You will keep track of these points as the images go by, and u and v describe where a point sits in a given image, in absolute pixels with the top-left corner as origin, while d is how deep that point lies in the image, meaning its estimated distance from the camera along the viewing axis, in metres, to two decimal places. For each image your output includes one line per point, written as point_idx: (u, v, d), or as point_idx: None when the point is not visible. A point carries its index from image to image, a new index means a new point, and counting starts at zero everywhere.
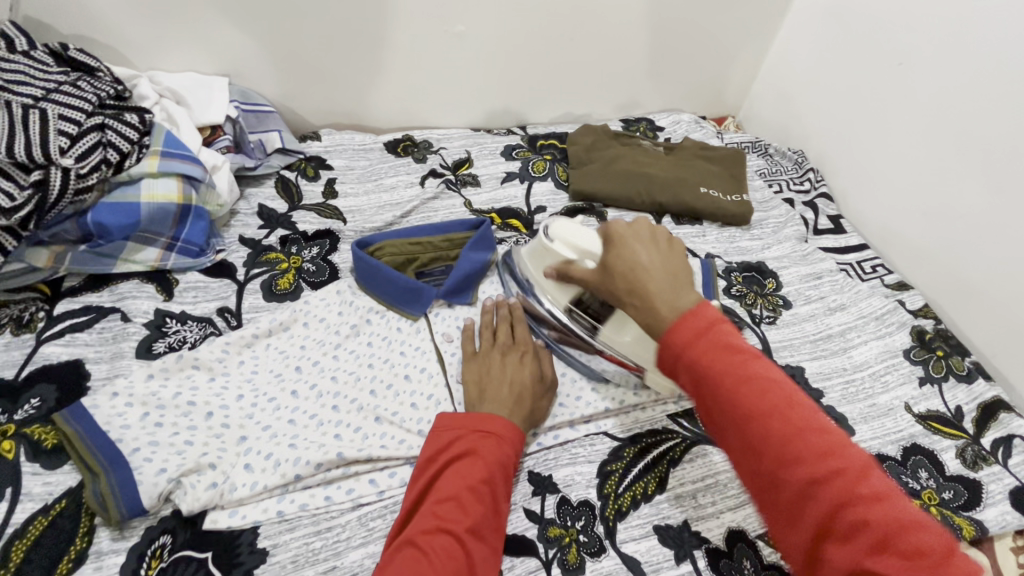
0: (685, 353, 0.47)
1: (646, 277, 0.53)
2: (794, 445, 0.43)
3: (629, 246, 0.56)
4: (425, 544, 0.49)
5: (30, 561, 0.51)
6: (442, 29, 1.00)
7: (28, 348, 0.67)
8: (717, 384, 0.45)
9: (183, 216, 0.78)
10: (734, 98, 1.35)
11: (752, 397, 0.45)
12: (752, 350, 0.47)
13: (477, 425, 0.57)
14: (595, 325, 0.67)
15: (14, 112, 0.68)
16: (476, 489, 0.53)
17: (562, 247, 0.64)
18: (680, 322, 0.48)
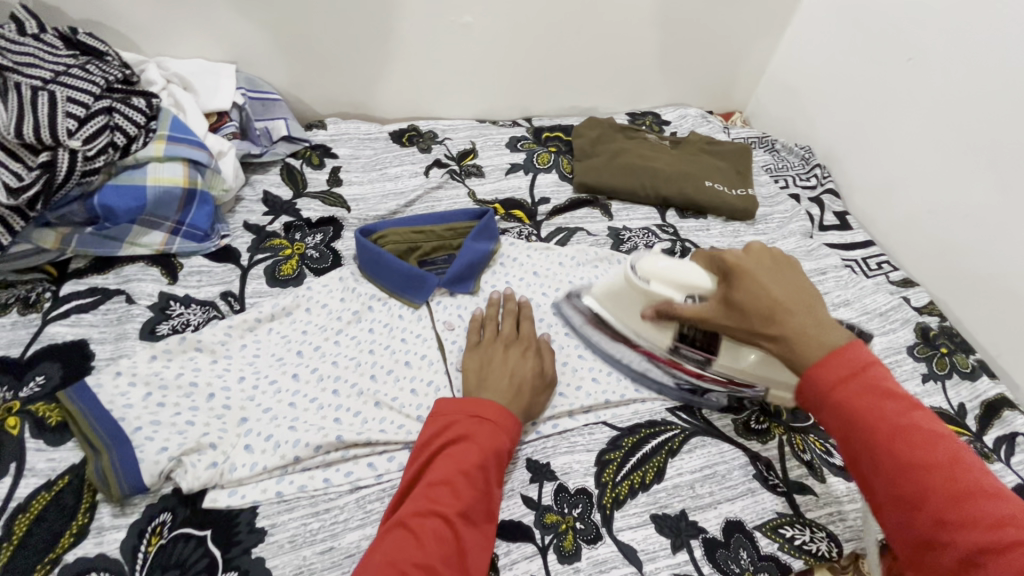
0: (834, 393, 0.47)
1: (781, 310, 0.52)
2: (965, 505, 0.42)
3: (753, 277, 0.55)
4: (414, 525, 0.49)
5: (32, 534, 0.52)
6: (449, 19, 1.00)
7: (34, 328, 0.67)
8: (873, 427, 0.45)
9: (189, 201, 0.78)
10: (741, 94, 1.34)
11: (918, 449, 0.44)
12: (911, 398, 0.47)
13: (478, 411, 0.57)
14: (708, 359, 0.65)
15: (24, 94, 0.68)
16: (470, 473, 0.52)
17: (662, 286, 0.61)
18: (827, 360, 0.48)
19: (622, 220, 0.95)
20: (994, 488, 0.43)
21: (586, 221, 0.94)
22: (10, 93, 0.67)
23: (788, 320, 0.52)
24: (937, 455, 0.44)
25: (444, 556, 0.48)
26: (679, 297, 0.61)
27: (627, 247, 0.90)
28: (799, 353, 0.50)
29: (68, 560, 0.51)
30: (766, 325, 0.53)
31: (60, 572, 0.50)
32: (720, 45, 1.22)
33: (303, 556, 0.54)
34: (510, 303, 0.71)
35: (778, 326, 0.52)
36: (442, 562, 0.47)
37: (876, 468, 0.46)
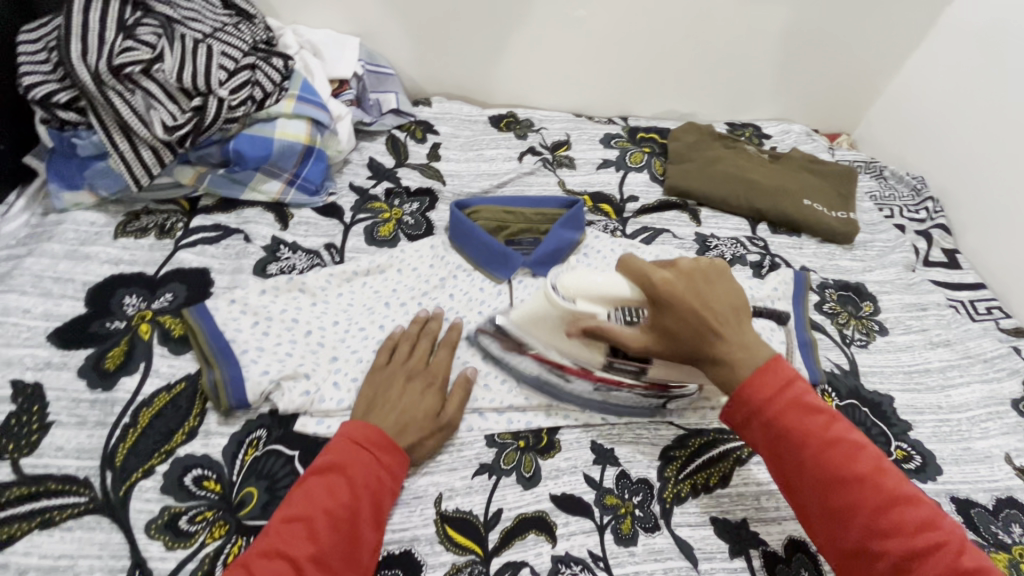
0: (762, 411, 0.52)
1: (719, 333, 0.55)
2: (890, 512, 0.47)
3: (689, 298, 0.55)
4: (259, 566, 0.45)
5: (153, 426, 0.58)
6: (563, 11, 1.02)
7: (167, 251, 0.76)
8: (799, 440, 0.50)
9: (306, 157, 0.85)
10: (850, 116, 1.28)
11: (842, 459, 0.49)
12: (831, 411, 0.52)
13: (357, 438, 0.54)
14: (643, 368, 0.61)
15: (187, 45, 0.76)
16: (333, 513, 0.49)
17: (585, 303, 0.58)
18: (755, 377, 0.53)
19: (710, 227, 0.94)
20: (911, 492, 0.48)
21: (673, 223, 0.94)
22: (176, 42, 0.76)
23: (721, 343, 0.55)
24: (856, 466, 0.48)
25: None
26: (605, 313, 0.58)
27: (712, 254, 0.88)
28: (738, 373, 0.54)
29: (179, 454, 0.57)
30: (700, 345, 0.55)
31: (172, 463, 0.56)
32: (836, 61, 1.17)
33: None
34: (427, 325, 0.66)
35: (715, 352, 0.55)
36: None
37: (800, 482, 0.50)
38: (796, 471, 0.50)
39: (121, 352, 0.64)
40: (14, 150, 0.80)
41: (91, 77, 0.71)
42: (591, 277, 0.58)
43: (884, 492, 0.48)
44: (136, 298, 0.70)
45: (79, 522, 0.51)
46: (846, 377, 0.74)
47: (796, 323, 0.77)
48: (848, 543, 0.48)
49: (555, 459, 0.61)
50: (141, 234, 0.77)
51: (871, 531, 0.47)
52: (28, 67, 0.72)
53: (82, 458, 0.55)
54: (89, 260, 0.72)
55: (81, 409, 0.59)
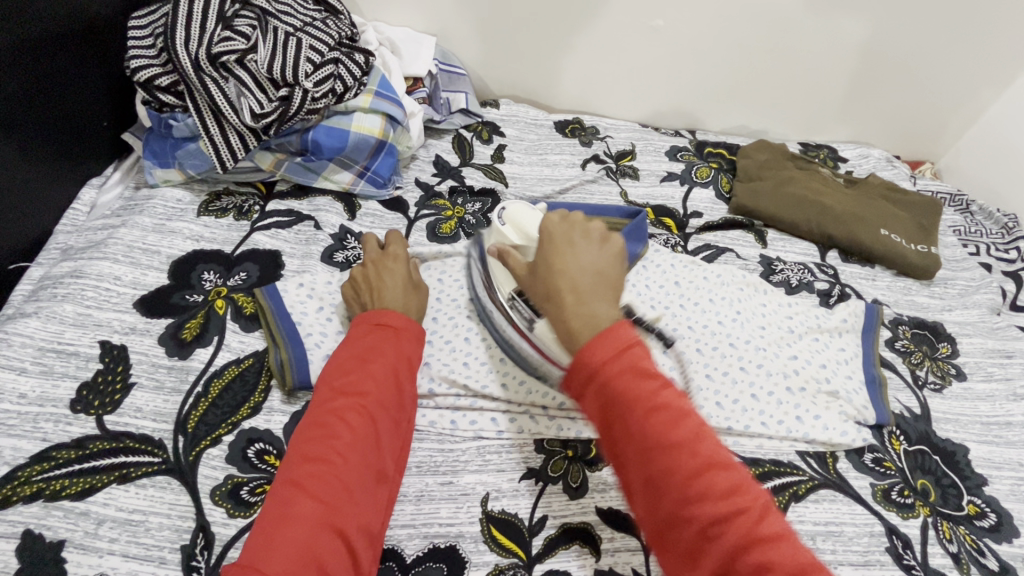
0: (595, 377, 0.45)
1: (568, 290, 0.50)
2: (698, 479, 0.41)
3: (563, 249, 0.53)
4: (325, 420, 0.51)
5: (222, 397, 0.62)
6: (640, 21, 1.01)
7: (244, 232, 0.80)
8: (625, 407, 0.43)
9: (377, 150, 0.87)
10: (937, 143, 1.21)
11: (663, 426, 0.42)
12: (665, 377, 0.45)
13: (376, 319, 0.60)
14: (533, 319, 0.60)
15: (279, 37, 0.81)
16: (376, 373, 0.55)
17: (511, 230, 0.62)
18: (594, 341, 0.45)
19: (776, 250, 0.90)
20: (726, 458, 0.42)
21: (737, 243, 0.91)
22: (269, 35, 0.81)
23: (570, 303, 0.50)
24: (674, 432, 0.42)
25: (358, 439, 0.50)
26: (522, 244, 0.61)
27: (778, 279, 0.85)
28: (575, 334, 0.48)
29: (244, 426, 0.60)
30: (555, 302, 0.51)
31: (238, 434, 0.59)
32: (925, 86, 1.11)
33: (426, 482, 0.58)
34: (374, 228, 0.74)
35: (560, 306, 0.50)
36: (357, 446, 0.50)
37: (626, 452, 0.43)
38: (623, 440, 0.43)
39: (197, 324, 0.68)
40: (115, 126, 0.86)
41: (192, 63, 0.75)
42: (530, 214, 0.62)
43: (699, 458, 0.41)
44: (214, 275, 0.74)
45: (151, 480, 0.55)
46: (916, 421, 0.70)
47: (864, 358, 0.74)
48: (662, 514, 0.42)
49: (603, 472, 0.60)
50: (221, 214, 0.81)
51: (680, 501, 0.41)
52: (135, 51, 0.77)
53: (158, 421, 0.59)
54: (174, 234, 0.77)
55: (160, 374, 0.63)
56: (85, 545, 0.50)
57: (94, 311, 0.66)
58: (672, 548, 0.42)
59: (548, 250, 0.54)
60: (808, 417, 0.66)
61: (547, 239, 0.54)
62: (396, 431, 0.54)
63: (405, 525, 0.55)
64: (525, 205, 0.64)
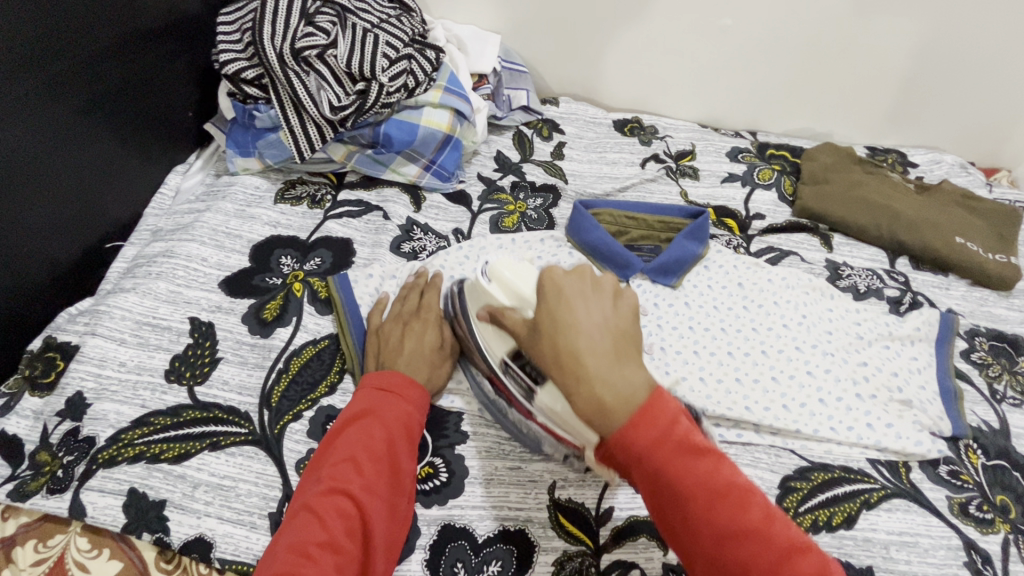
0: (644, 460, 0.43)
1: (577, 351, 0.45)
2: (757, 556, 0.41)
3: (568, 305, 0.48)
4: (315, 504, 0.48)
5: (302, 375, 0.65)
6: (706, 20, 1.01)
7: (318, 220, 0.83)
8: (679, 486, 0.42)
9: (444, 145, 0.89)
10: (1015, 150, 1.15)
11: (722, 507, 0.42)
12: (717, 452, 0.44)
13: (381, 383, 0.58)
14: (531, 388, 0.56)
15: (357, 33, 0.84)
16: (373, 450, 0.52)
17: (499, 289, 0.57)
18: (634, 417, 0.43)
19: (843, 255, 0.88)
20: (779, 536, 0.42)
21: (801, 247, 0.89)
22: (348, 31, 0.84)
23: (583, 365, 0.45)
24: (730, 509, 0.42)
25: (347, 529, 0.47)
26: (511, 306, 0.55)
27: (844, 284, 0.83)
28: (605, 409, 0.44)
29: (322, 404, 0.63)
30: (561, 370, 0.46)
31: (317, 411, 0.62)
32: (1005, 89, 1.06)
33: (495, 467, 0.59)
34: (420, 276, 0.71)
35: (577, 372, 0.45)
36: (346, 537, 0.47)
37: (699, 545, 0.42)
38: (688, 532, 0.42)
39: (276, 305, 0.71)
40: (199, 116, 0.91)
41: (276, 57, 0.78)
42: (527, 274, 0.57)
43: (765, 543, 0.41)
44: (290, 259, 0.77)
45: (239, 450, 0.58)
46: (995, 435, 0.68)
47: (939, 368, 0.72)
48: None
49: None
50: (296, 202, 0.85)
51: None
52: (224, 46, 0.82)
53: (243, 394, 0.62)
54: (254, 220, 0.81)
55: (244, 351, 0.66)
56: (183, 506, 0.54)
57: (184, 289, 0.70)
58: None
59: (553, 309, 0.48)
60: (879, 425, 0.65)
61: (552, 291, 0.49)
62: (393, 521, 0.51)
63: (476, 506, 0.56)
64: (514, 262, 0.58)
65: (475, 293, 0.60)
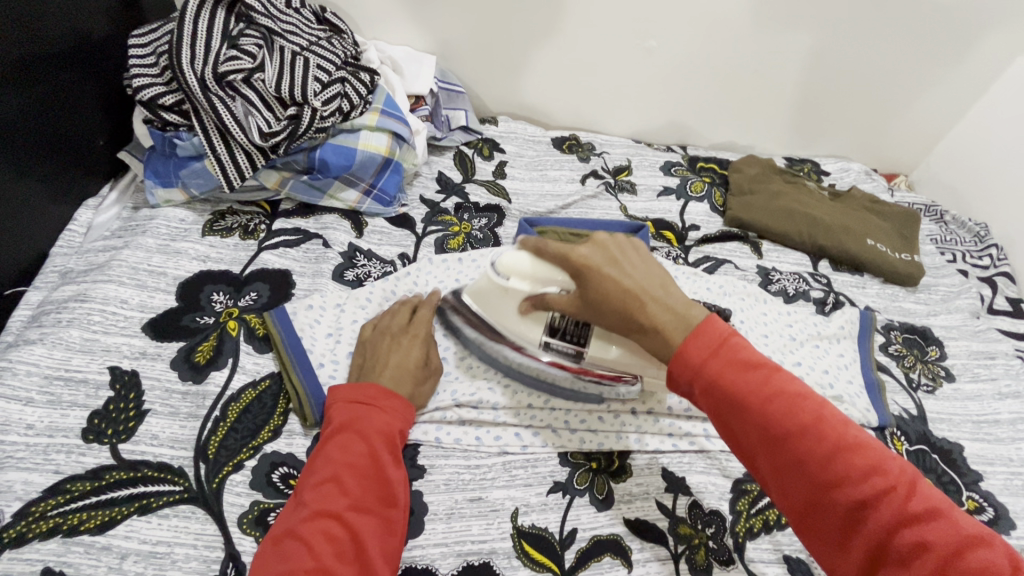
0: (701, 375, 0.45)
1: (643, 298, 0.50)
2: (832, 461, 0.41)
3: (602, 269, 0.51)
4: (300, 533, 0.45)
5: (241, 420, 0.60)
6: (634, 41, 1.05)
7: (252, 252, 0.78)
8: (741, 401, 0.44)
9: (384, 168, 0.87)
10: (910, 157, 1.28)
11: (783, 414, 0.42)
12: (770, 363, 0.45)
13: (356, 397, 0.56)
14: (580, 351, 0.59)
15: (286, 56, 0.80)
16: (355, 467, 0.50)
17: (518, 280, 0.57)
18: (689, 343, 0.46)
19: (771, 261, 0.94)
20: (848, 434, 0.42)
21: (734, 255, 0.94)
22: (276, 54, 0.80)
23: (649, 309, 0.50)
24: (797, 424, 0.42)
25: (343, 548, 0.45)
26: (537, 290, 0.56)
27: (775, 288, 0.89)
28: (671, 335, 0.48)
29: (266, 450, 0.59)
30: (631, 319, 0.50)
31: (260, 459, 0.58)
32: (899, 102, 1.18)
33: (455, 500, 0.58)
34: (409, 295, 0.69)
35: (644, 318, 0.49)
36: (338, 561, 0.44)
37: (750, 442, 0.44)
38: (744, 428, 0.44)
39: (210, 346, 0.66)
40: (112, 144, 0.84)
41: (198, 82, 0.74)
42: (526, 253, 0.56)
43: (826, 440, 0.41)
44: (223, 295, 0.72)
45: (174, 510, 0.53)
46: (914, 421, 0.74)
47: (863, 363, 0.77)
48: (796, 494, 0.42)
49: (627, 483, 0.62)
50: (227, 234, 0.80)
51: (809, 477, 0.41)
52: (138, 70, 0.76)
53: (176, 448, 0.57)
54: (179, 255, 0.75)
55: (174, 400, 0.61)
56: None
57: (101, 336, 0.64)
58: (818, 532, 0.42)
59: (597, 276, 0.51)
60: None
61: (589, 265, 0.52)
62: (387, 537, 0.49)
63: (438, 543, 0.55)
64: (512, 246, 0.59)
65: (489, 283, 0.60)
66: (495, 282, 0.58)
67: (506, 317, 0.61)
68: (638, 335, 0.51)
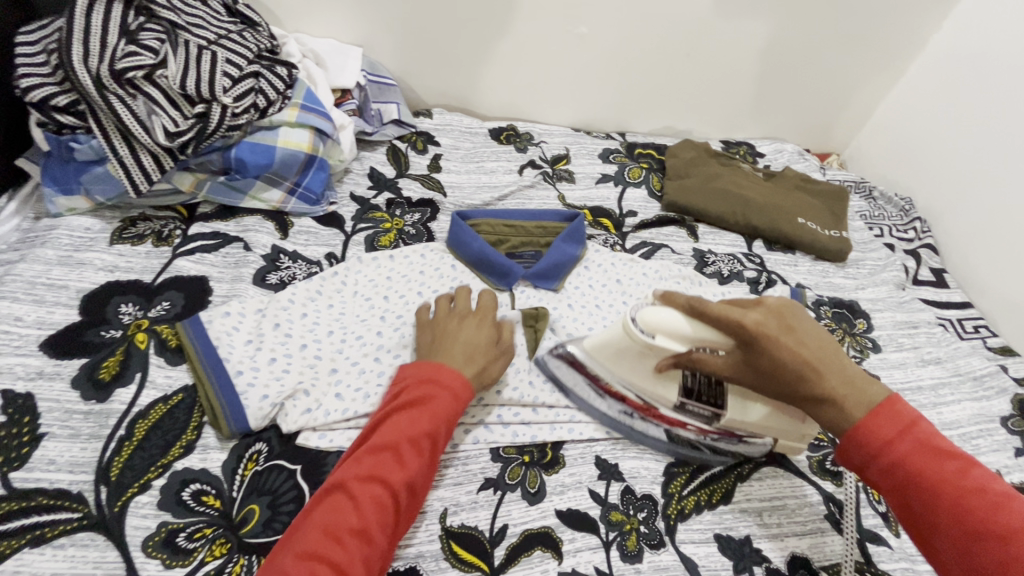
0: (884, 455, 0.48)
1: (814, 371, 0.51)
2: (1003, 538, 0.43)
3: (772, 337, 0.51)
4: (350, 489, 0.48)
5: (149, 438, 0.57)
6: (565, 28, 1.04)
7: (165, 259, 0.74)
8: (931, 488, 0.46)
9: (308, 165, 0.84)
10: (841, 136, 1.32)
11: (983, 512, 0.44)
12: (967, 456, 0.47)
13: (429, 372, 0.56)
14: (717, 413, 0.62)
15: (191, 51, 0.75)
16: (414, 440, 0.51)
17: (664, 339, 0.55)
18: (876, 419, 0.49)
19: (707, 243, 0.95)
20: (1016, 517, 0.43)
21: (671, 239, 0.95)
22: (180, 48, 0.75)
23: (822, 382, 0.51)
24: (998, 519, 0.43)
25: (389, 514, 0.47)
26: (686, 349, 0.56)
27: (710, 270, 0.90)
28: (847, 412, 0.50)
29: (176, 468, 0.56)
30: (799, 387, 0.52)
31: (170, 477, 0.55)
32: (828, 83, 1.21)
33: None
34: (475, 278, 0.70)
35: (824, 394, 0.51)
36: (379, 528, 0.46)
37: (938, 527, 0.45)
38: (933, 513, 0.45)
39: (116, 362, 0.62)
40: (6, 151, 0.78)
41: (93, 81, 0.69)
42: (668, 308, 0.55)
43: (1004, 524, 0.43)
44: (132, 306, 0.68)
45: (72, 539, 0.50)
46: None
47: None
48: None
49: (560, 474, 0.61)
50: (138, 241, 0.75)
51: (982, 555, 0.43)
52: (25, 69, 0.70)
53: (75, 472, 0.54)
54: (83, 266, 0.71)
55: (75, 421, 0.57)
56: None
57: None
58: None
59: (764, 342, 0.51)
60: None
61: (786, 326, 0.53)
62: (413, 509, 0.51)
63: None
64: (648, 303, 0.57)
65: (628, 339, 0.59)
66: (635, 337, 0.57)
67: (641, 379, 0.62)
68: (810, 405, 0.52)
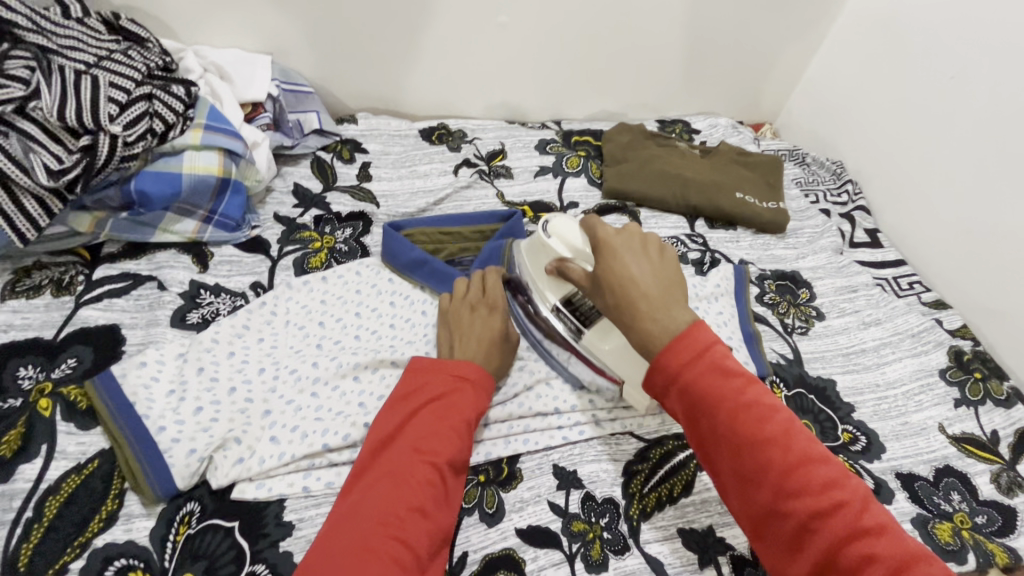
0: (714, 432, 0.45)
1: (637, 295, 0.49)
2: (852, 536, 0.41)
3: (617, 255, 0.51)
4: (403, 474, 0.49)
5: (62, 517, 0.52)
6: (485, 19, 1.00)
7: (67, 311, 0.67)
8: (762, 472, 0.43)
9: (222, 190, 0.78)
10: (771, 105, 1.33)
11: (814, 493, 0.42)
12: (808, 442, 0.44)
13: (460, 371, 0.57)
14: (581, 330, 0.63)
15: (68, 78, 0.68)
16: (454, 427, 0.53)
17: (557, 242, 0.61)
18: (702, 388, 0.45)
19: (650, 228, 0.94)
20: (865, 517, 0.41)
21: (614, 228, 0.93)
22: (54, 75, 0.67)
23: (638, 311, 0.49)
24: (832, 505, 0.42)
25: (434, 499, 0.49)
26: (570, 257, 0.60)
27: None
28: (652, 338, 0.47)
29: (97, 545, 0.51)
30: (621, 316, 0.50)
31: (90, 557, 0.50)
32: (755, 53, 1.21)
33: None
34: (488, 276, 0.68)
35: (633, 317, 0.49)
36: (434, 505, 0.49)
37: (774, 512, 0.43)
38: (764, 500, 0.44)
39: (17, 435, 0.56)
40: None
41: None
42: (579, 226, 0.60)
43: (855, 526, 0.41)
44: (32, 369, 0.61)
45: None
46: (791, 366, 0.76)
47: (740, 316, 0.77)
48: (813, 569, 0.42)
49: (518, 489, 0.59)
50: (34, 294, 0.68)
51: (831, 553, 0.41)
52: None
53: None
54: None
55: None
56: None
57: None
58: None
59: (604, 260, 0.51)
60: None
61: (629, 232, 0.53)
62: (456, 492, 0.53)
63: None
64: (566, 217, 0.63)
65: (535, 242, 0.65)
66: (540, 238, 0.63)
67: (536, 275, 0.66)
68: (621, 321, 0.50)
